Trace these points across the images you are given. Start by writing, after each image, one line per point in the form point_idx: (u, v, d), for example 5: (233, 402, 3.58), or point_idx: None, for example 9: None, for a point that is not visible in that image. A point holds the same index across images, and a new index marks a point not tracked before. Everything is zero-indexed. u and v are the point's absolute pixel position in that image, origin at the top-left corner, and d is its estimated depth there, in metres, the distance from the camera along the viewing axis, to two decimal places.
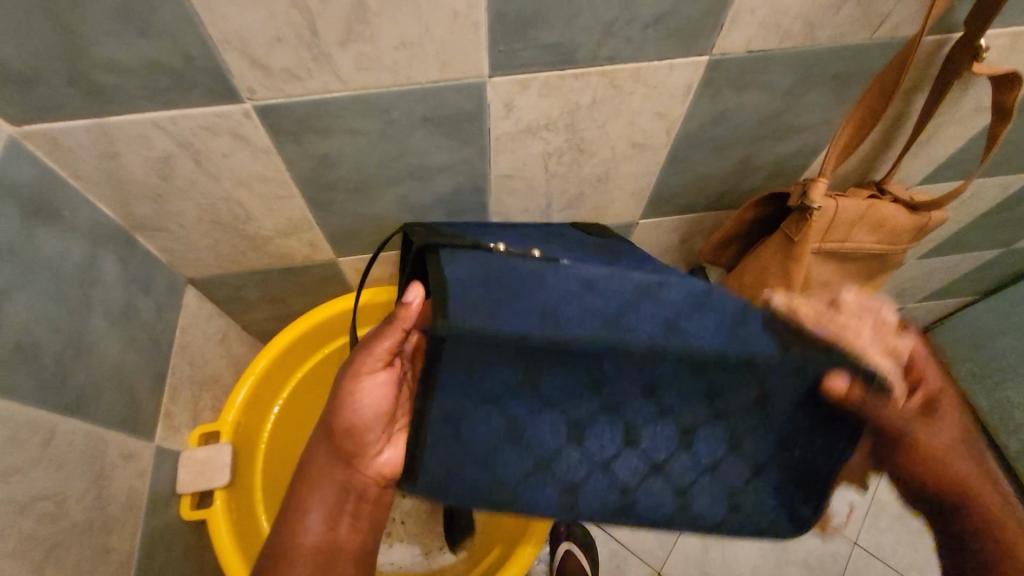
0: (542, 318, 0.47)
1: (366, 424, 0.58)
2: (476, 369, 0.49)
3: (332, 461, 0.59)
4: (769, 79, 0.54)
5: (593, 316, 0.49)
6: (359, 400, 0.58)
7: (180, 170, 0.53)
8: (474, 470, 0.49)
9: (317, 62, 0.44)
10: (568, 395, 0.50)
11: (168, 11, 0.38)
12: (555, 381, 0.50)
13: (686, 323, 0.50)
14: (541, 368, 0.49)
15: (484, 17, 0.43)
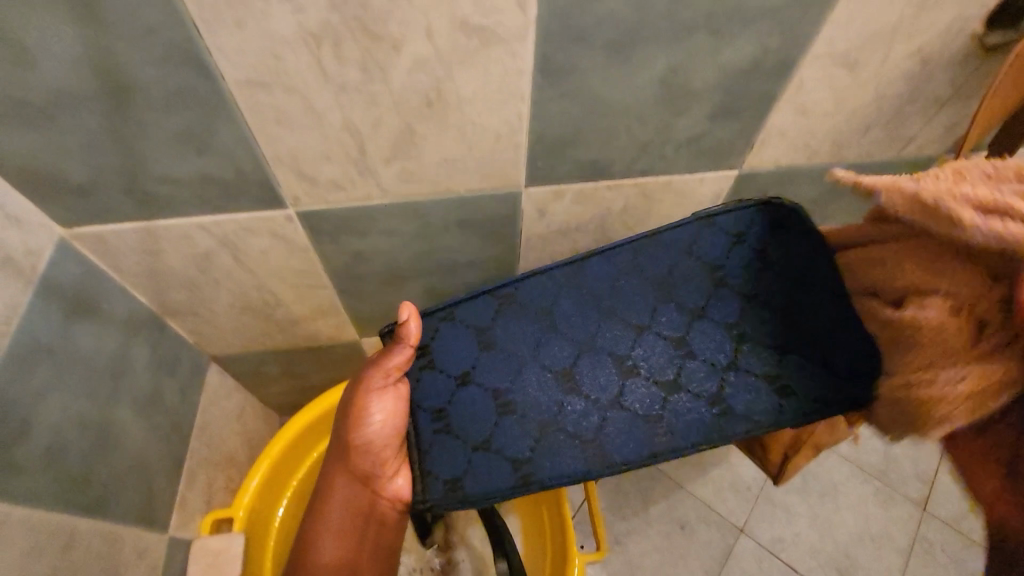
0: (504, 298, 0.54)
1: (371, 441, 0.53)
2: (454, 337, 0.54)
3: (352, 489, 0.55)
4: (796, 188, 0.55)
5: (519, 311, 0.54)
6: (366, 418, 0.53)
7: (218, 265, 0.54)
8: (459, 421, 0.51)
9: (361, 174, 0.45)
10: (536, 347, 0.52)
11: (229, 136, 0.40)
12: (516, 329, 0.53)
13: (649, 261, 0.53)
14: (506, 322, 0.53)
15: (525, 140, 0.44)
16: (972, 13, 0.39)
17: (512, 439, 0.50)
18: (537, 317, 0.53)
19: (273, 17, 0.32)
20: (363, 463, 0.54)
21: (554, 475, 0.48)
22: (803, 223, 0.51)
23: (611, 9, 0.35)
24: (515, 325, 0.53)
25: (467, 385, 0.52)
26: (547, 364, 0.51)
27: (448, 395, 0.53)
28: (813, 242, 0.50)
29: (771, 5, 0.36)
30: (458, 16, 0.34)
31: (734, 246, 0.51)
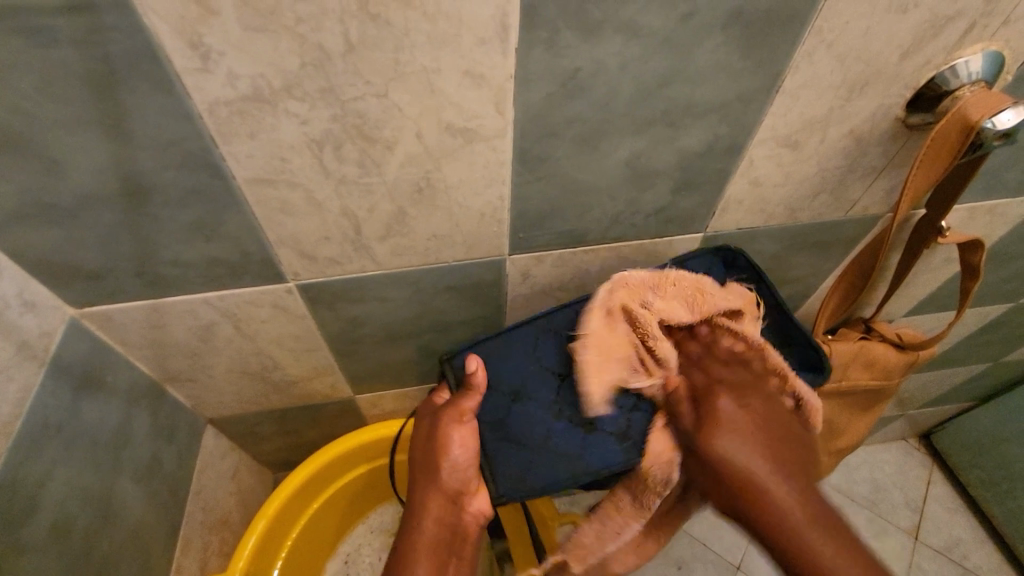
0: (534, 326, 0.58)
1: (459, 466, 0.56)
2: (507, 353, 0.58)
3: (442, 510, 0.57)
4: (759, 246, 0.60)
5: (546, 334, 0.58)
6: (452, 448, 0.56)
7: (221, 335, 0.57)
8: (519, 433, 0.56)
9: (357, 250, 0.49)
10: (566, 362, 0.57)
11: (235, 224, 0.43)
12: (550, 349, 0.57)
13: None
14: (542, 344, 0.58)
15: (508, 216, 0.49)
16: (893, 101, 0.44)
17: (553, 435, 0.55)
18: (555, 343, 0.58)
19: (280, 128, 0.37)
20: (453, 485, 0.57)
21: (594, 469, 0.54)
22: (747, 263, 0.57)
23: (578, 110, 0.40)
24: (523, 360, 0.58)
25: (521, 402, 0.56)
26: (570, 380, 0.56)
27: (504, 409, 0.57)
28: (754, 275, 0.57)
29: (717, 102, 0.41)
30: (444, 121, 0.39)
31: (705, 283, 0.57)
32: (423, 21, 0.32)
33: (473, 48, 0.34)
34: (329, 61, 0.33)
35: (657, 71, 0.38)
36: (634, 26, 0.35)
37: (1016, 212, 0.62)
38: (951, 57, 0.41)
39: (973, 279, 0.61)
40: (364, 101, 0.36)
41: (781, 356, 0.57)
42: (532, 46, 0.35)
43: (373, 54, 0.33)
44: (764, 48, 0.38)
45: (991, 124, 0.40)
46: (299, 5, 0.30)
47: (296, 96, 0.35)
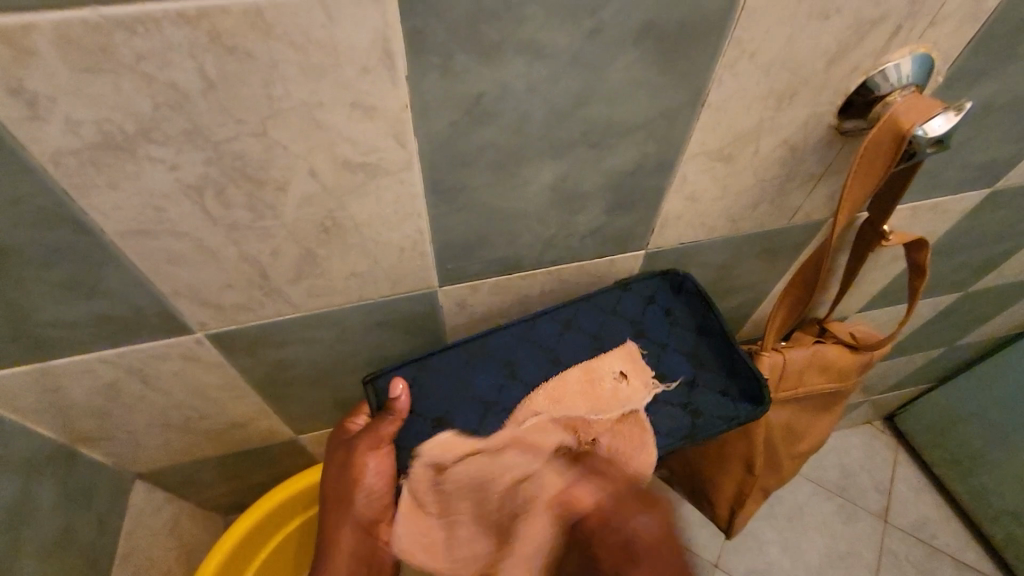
0: (468, 349, 0.53)
1: (378, 492, 0.51)
2: (437, 379, 0.52)
3: (360, 536, 0.53)
4: (705, 258, 0.57)
5: (484, 357, 0.53)
6: (365, 475, 0.51)
7: (129, 391, 0.51)
8: (440, 464, 0.49)
9: (268, 295, 0.45)
10: (500, 391, 0.52)
11: (118, 279, 0.39)
12: (485, 376, 0.52)
13: (583, 318, 0.54)
14: (475, 369, 0.53)
15: (431, 249, 0.45)
16: (825, 108, 0.42)
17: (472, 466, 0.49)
18: (490, 365, 0.53)
19: (146, 176, 0.32)
20: (375, 509, 0.52)
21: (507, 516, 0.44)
22: (695, 288, 0.55)
23: (489, 137, 0.36)
24: (456, 390, 0.52)
25: (445, 432, 0.50)
26: (500, 410, 0.51)
27: (425, 436, 0.50)
28: (702, 301, 0.55)
29: (640, 120, 0.38)
30: (339, 157, 0.35)
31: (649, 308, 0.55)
32: (290, 51, 0.28)
33: (356, 78, 0.30)
34: (188, 100, 0.29)
35: (571, 91, 0.35)
36: (537, 46, 0.32)
37: (958, 207, 0.62)
38: (880, 62, 0.39)
39: (921, 277, 0.60)
40: (240, 141, 0.32)
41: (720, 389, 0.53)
42: (425, 72, 0.31)
43: (239, 90, 0.29)
44: (682, 61, 0.35)
45: (923, 132, 0.38)
46: (134, 41, 0.26)
47: (157, 140, 0.30)
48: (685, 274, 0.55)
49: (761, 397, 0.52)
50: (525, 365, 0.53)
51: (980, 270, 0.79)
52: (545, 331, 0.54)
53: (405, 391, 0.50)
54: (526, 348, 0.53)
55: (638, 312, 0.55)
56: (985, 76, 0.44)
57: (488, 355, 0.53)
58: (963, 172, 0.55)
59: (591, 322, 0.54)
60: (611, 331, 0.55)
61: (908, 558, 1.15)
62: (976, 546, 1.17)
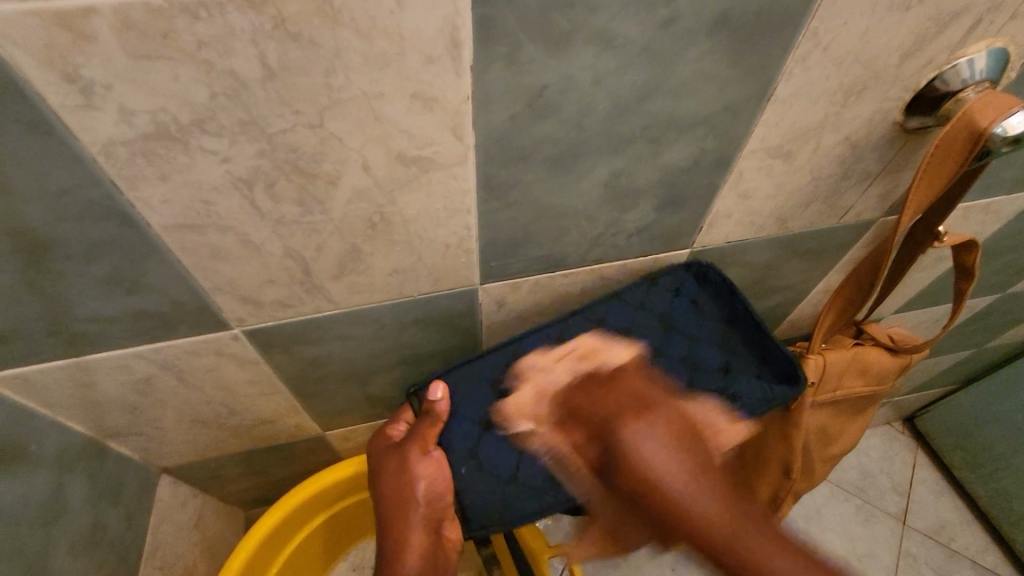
0: (504, 351, 0.54)
1: (437, 492, 0.51)
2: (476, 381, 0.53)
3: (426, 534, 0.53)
4: (747, 257, 0.55)
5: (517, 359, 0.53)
6: (417, 480, 0.51)
7: (161, 387, 0.50)
8: (491, 461, 0.52)
9: (308, 292, 0.44)
10: None
11: (161, 274, 0.38)
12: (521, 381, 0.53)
13: (615, 316, 0.53)
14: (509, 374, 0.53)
15: (476, 246, 0.43)
16: (892, 103, 0.40)
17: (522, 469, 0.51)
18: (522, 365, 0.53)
19: (199, 168, 0.31)
20: (435, 508, 0.52)
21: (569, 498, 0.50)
22: (720, 278, 0.54)
23: (548, 131, 0.35)
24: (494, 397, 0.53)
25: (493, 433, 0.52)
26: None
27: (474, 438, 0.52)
28: (727, 290, 0.54)
29: (702, 115, 0.37)
30: (394, 150, 0.33)
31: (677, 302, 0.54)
32: (356, 38, 0.27)
33: (419, 68, 0.29)
34: (246, 90, 0.28)
35: (636, 83, 0.33)
36: (607, 36, 0.30)
37: (1009, 208, 0.60)
38: (956, 55, 0.37)
39: (969, 279, 0.58)
40: (295, 133, 0.31)
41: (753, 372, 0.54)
42: (490, 63, 0.30)
43: (299, 80, 0.28)
44: (753, 53, 0.33)
45: (1001, 130, 0.36)
46: (197, 27, 0.25)
47: (211, 132, 0.29)
48: (705, 262, 0.53)
49: (792, 373, 0.53)
50: None
51: (1019, 271, 0.77)
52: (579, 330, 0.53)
53: (444, 392, 0.52)
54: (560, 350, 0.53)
55: (666, 306, 0.54)
56: None
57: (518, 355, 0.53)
58: (1020, 172, 0.53)
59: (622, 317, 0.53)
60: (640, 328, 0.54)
61: (929, 561, 1.12)
62: (996, 550, 1.14)
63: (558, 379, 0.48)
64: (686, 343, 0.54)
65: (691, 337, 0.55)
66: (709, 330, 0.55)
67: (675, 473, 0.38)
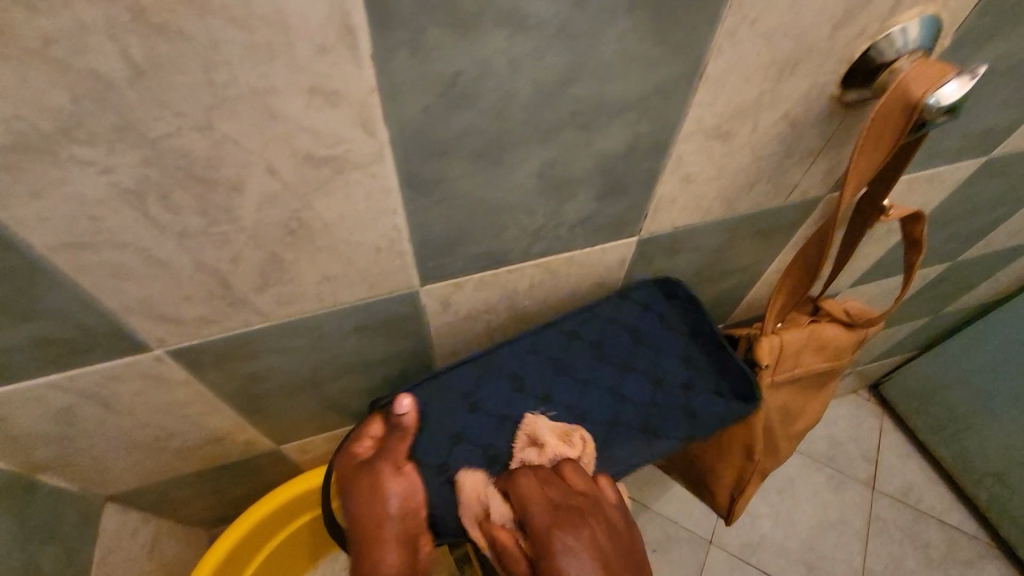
0: (475, 363, 0.53)
1: (413, 506, 0.48)
2: (447, 397, 0.52)
3: (404, 557, 0.48)
4: (698, 242, 0.54)
5: (492, 373, 0.53)
6: (389, 495, 0.48)
7: (86, 415, 0.47)
8: (459, 477, 0.50)
9: (233, 306, 0.41)
10: (510, 404, 0.52)
11: (59, 298, 0.34)
12: (492, 392, 0.52)
13: (584, 330, 0.54)
14: (483, 387, 0.52)
15: (411, 247, 0.41)
16: (827, 78, 0.39)
17: (495, 481, 0.49)
18: (501, 378, 0.53)
19: (76, 181, 0.28)
20: (409, 526, 0.49)
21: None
22: (687, 294, 0.57)
23: (469, 121, 0.33)
24: (467, 410, 0.52)
25: (464, 444, 0.50)
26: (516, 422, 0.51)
27: (443, 451, 0.50)
28: (696, 308, 0.57)
29: (633, 98, 0.35)
30: (300, 150, 0.31)
31: (644, 316, 0.56)
32: (232, 28, 0.24)
33: (313, 60, 0.26)
34: (113, 91, 0.25)
35: (557, 66, 0.31)
36: (519, 16, 0.28)
37: (954, 177, 0.60)
38: (888, 25, 0.36)
39: (918, 250, 0.57)
40: (182, 137, 0.28)
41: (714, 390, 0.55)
42: (393, 50, 0.27)
43: (174, 78, 0.25)
44: (678, 30, 0.32)
45: (935, 100, 0.35)
46: (38, 20, 0.22)
47: (82, 140, 0.26)
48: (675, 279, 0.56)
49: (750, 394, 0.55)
50: (532, 378, 0.53)
51: (969, 238, 0.78)
52: (551, 342, 0.54)
53: (411, 405, 0.51)
54: (532, 362, 0.53)
55: (635, 320, 0.56)
56: (993, 38, 0.41)
57: (490, 369, 0.53)
58: (962, 140, 0.53)
59: (592, 330, 0.55)
60: (610, 346, 0.55)
61: (897, 523, 1.14)
62: (960, 507, 1.17)
63: (550, 429, 0.51)
64: (653, 357, 0.56)
65: (657, 352, 0.56)
66: (673, 345, 0.57)
67: (568, 569, 0.41)
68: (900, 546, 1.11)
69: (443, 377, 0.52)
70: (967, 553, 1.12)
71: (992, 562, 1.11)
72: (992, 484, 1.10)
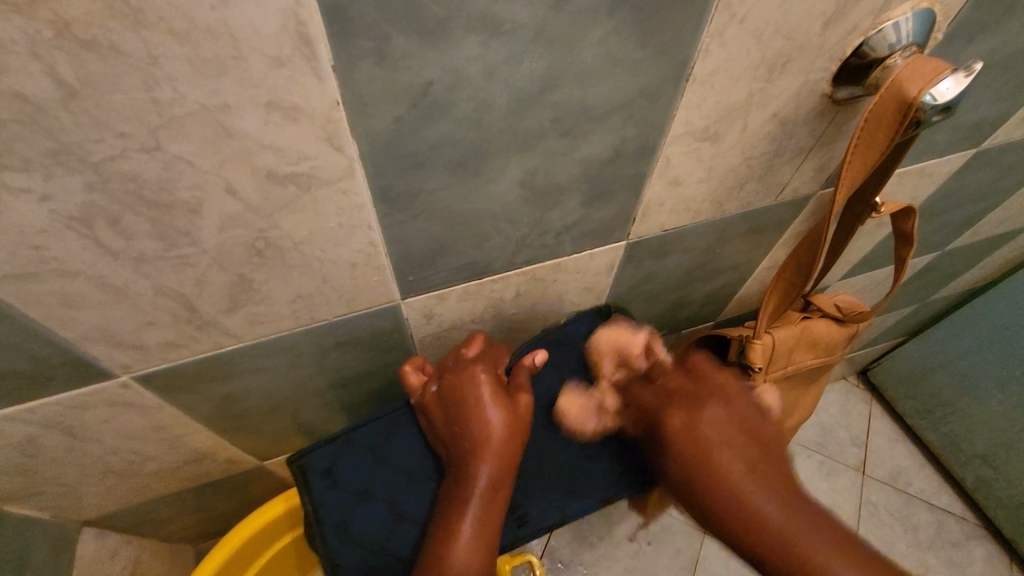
0: (387, 416, 0.54)
1: (499, 447, 0.48)
2: (353, 454, 0.53)
3: (495, 476, 0.48)
4: (688, 243, 0.53)
5: (405, 425, 0.53)
6: (492, 450, 0.48)
7: (51, 445, 0.45)
8: (360, 535, 0.51)
9: (200, 329, 0.38)
10: (421, 458, 0.53)
11: (8, 331, 0.32)
12: (405, 447, 0.53)
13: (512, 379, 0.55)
14: (395, 442, 0.53)
15: (388, 261, 0.39)
16: (819, 75, 0.38)
17: (397, 542, 0.51)
18: (414, 435, 0.54)
19: (12, 211, 0.26)
20: (499, 467, 0.48)
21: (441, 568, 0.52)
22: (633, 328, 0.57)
23: (444, 132, 0.31)
24: (381, 469, 0.53)
25: (369, 503, 0.52)
26: (424, 478, 0.53)
27: (348, 508, 0.52)
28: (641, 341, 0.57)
29: (616, 102, 0.33)
30: (261, 169, 0.28)
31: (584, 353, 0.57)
32: (173, 41, 0.22)
33: (267, 73, 0.24)
34: (44, 114, 0.22)
35: (536, 72, 0.29)
36: (492, 21, 0.26)
37: (944, 170, 0.59)
38: (880, 20, 0.35)
39: (909, 245, 0.57)
40: (128, 158, 0.25)
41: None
42: (356, 61, 0.25)
43: (112, 97, 0.23)
44: (663, 30, 0.30)
45: (931, 98, 0.34)
46: None
47: (14, 167, 0.24)
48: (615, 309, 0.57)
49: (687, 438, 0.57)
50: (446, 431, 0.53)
51: (958, 227, 0.77)
52: None
53: (482, 345, 0.51)
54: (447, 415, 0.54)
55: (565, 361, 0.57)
56: (987, 29, 0.40)
57: (404, 423, 0.54)
58: (953, 133, 0.52)
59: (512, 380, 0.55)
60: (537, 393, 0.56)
61: (887, 507, 1.15)
62: (947, 489, 1.18)
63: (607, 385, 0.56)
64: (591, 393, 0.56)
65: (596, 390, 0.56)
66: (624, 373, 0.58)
67: (734, 474, 0.48)
68: (890, 530, 1.12)
69: (355, 433, 0.53)
70: (955, 534, 1.13)
71: (978, 541, 1.12)
72: (978, 466, 1.11)
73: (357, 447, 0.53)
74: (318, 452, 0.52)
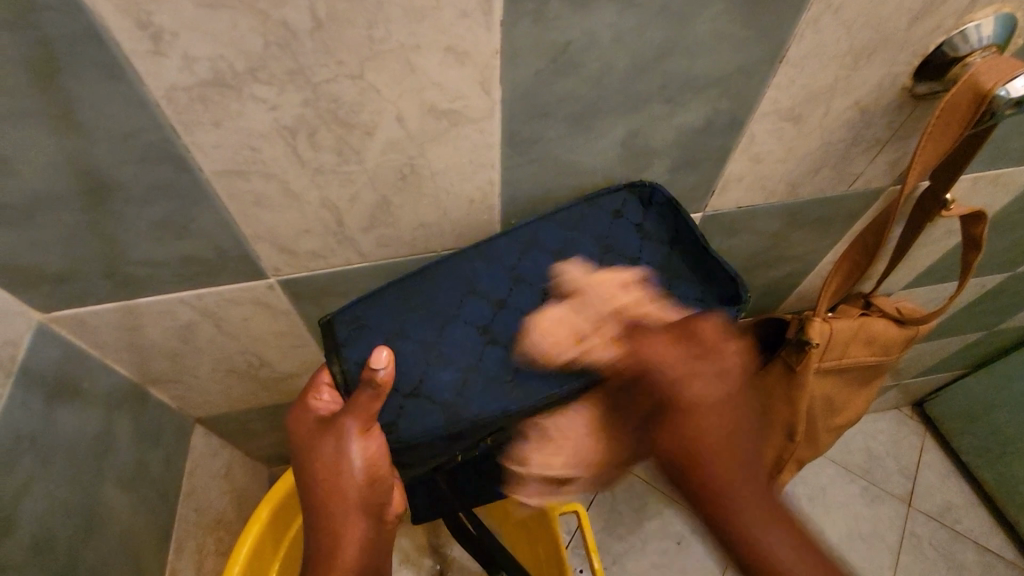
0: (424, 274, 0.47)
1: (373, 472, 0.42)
2: (382, 302, 0.46)
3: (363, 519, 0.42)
4: (758, 224, 0.57)
5: (454, 269, 0.47)
6: (351, 459, 0.41)
7: (202, 334, 0.54)
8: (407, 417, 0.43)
9: (340, 243, 0.47)
10: (462, 304, 0.46)
11: (209, 220, 0.41)
12: (440, 294, 0.46)
13: (544, 237, 0.47)
14: (429, 293, 0.46)
15: (499, 202, 0.46)
16: (901, 68, 0.42)
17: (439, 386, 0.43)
18: (445, 296, 0.46)
19: (249, 115, 0.34)
20: (369, 493, 0.42)
21: (483, 412, 0.43)
22: (667, 199, 0.47)
23: (571, 86, 0.37)
24: (414, 311, 0.45)
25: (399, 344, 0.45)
26: (466, 323, 0.45)
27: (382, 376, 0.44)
28: (675, 210, 0.48)
29: (716, 76, 0.39)
30: (427, 103, 0.36)
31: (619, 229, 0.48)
32: None
33: (454, 22, 0.31)
34: (296, 40, 0.30)
35: (654, 41, 0.35)
36: None
37: (1019, 181, 0.61)
38: (963, 20, 0.39)
39: (976, 251, 0.58)
40: (338, 83, 0.33)
41: (697, 295, 0.48)
42: (518, 19, 0.32)
43: (344, 31, 0.31)
44: (767, 10, 0.35)
45: (1005, 92, 0.38)
46: None
47: (263, 80, 0.32)
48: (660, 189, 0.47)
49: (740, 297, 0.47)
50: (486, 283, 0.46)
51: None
52: (504, 250, 0.47)
53: (386, 358, 0.41)
54: (488, 269, 0.47)
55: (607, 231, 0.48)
56: None
57: (432, 277, 0.46)
58: None
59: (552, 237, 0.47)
60: (576, 248, 0.47)
61: (932, 542, 1.12)
62: (999, 532, 1.15)
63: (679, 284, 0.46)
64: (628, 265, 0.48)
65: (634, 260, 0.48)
66: (651, 253, 0.49)
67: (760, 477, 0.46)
68: (934, 565, 1.09)
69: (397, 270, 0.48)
70: None
71: None
72: None
73: (385, 303, 0.46)
74: (358, 318, 0.45)
